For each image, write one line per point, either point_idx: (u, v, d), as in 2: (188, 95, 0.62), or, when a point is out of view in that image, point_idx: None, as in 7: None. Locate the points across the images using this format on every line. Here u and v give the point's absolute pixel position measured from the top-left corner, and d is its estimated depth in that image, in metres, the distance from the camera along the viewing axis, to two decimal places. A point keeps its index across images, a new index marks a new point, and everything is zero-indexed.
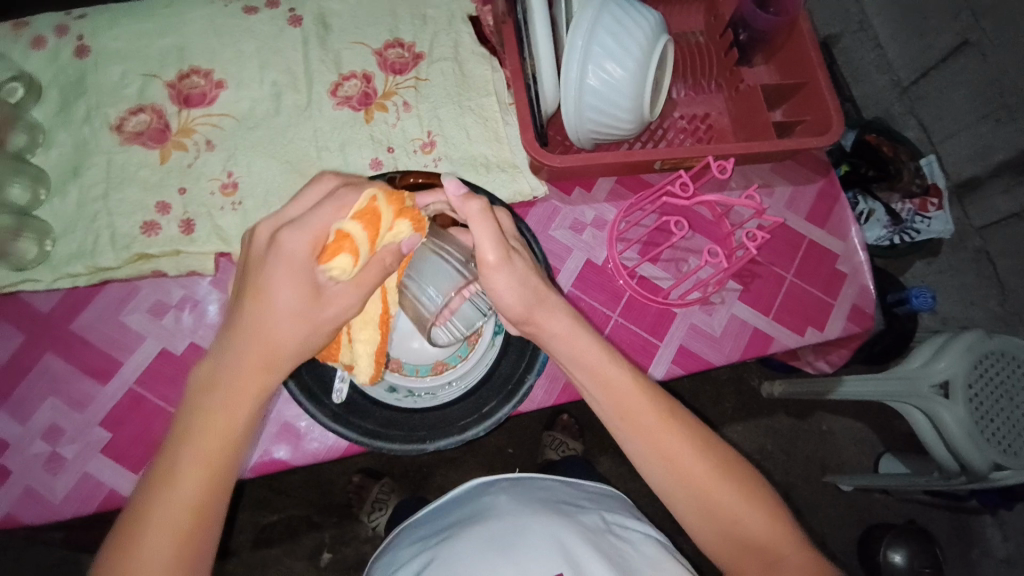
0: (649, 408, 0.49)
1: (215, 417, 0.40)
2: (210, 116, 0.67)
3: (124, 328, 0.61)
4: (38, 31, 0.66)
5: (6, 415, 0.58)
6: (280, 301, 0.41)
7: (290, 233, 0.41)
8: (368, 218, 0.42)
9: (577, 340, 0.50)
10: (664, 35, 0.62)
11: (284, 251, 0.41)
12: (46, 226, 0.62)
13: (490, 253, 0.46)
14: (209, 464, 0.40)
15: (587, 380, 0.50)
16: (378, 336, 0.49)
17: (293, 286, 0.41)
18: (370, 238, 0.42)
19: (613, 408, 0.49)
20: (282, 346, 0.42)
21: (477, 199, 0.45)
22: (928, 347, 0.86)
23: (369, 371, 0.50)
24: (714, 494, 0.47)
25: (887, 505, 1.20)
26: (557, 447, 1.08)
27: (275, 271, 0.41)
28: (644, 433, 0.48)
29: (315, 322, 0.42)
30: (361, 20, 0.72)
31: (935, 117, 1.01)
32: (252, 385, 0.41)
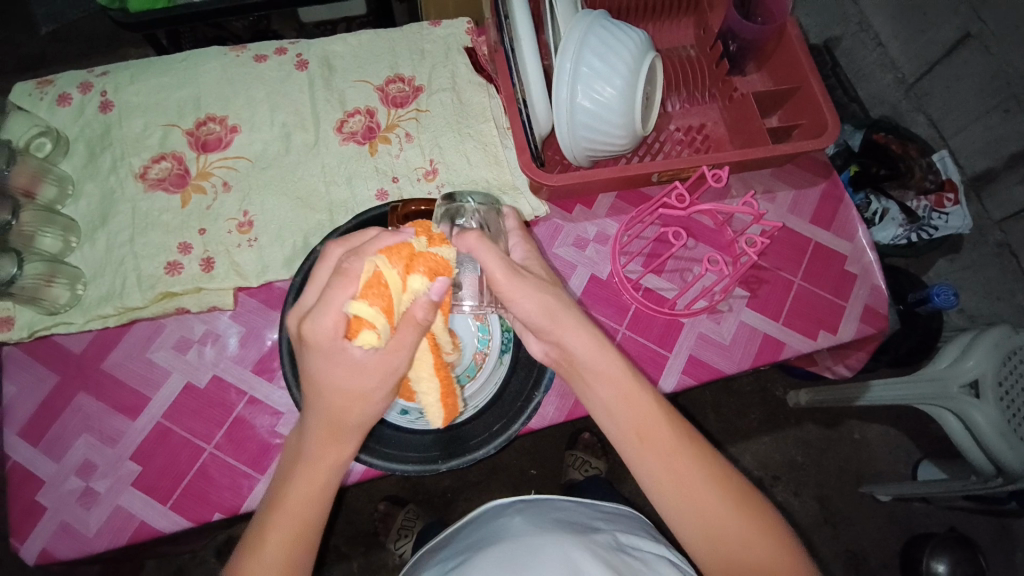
0: (665, 427, 0.49)
1: (296, 485, 0.46)
2: (226, 159, 0.71)
3: (151, 365, 0.65)
4: (62, 89, 0.72)
5: (42, 454, 0.61)
6: (343, 387, 0.44)
7: (313, 326, 0.43)
8: (375, 292, 0.42)
9: (598, 361, 0.50)
10: (651, 51, 0.64)
11: (313, 342, 0.43)
12: (77, 271, 0.66)
13: (496, 272, 0.48)
14: (296, 533, 0.45)
15: (608, 395, 0.50)
16: (438, 384, 0.49)
17: (346, 370, 0.44)
18: (386, 310, 0.42)
19: (630, 425, 0.49)
20: (354, 418, 0.46)
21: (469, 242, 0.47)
22: (954, 347, 0.84)
23: (442, 415, 0.51)
24: (721, 517, 0.47)
25: (927, 512, 1.16)
26: (581, 466, 1.07)
27: (317, 363, 0.44)
28: (659, 452, 0.48)
29: (366, 392, 0.45)
30: (363, 59, 0.76)
31: (944, 112, 1.00)
32: (329, 455, 0.46)
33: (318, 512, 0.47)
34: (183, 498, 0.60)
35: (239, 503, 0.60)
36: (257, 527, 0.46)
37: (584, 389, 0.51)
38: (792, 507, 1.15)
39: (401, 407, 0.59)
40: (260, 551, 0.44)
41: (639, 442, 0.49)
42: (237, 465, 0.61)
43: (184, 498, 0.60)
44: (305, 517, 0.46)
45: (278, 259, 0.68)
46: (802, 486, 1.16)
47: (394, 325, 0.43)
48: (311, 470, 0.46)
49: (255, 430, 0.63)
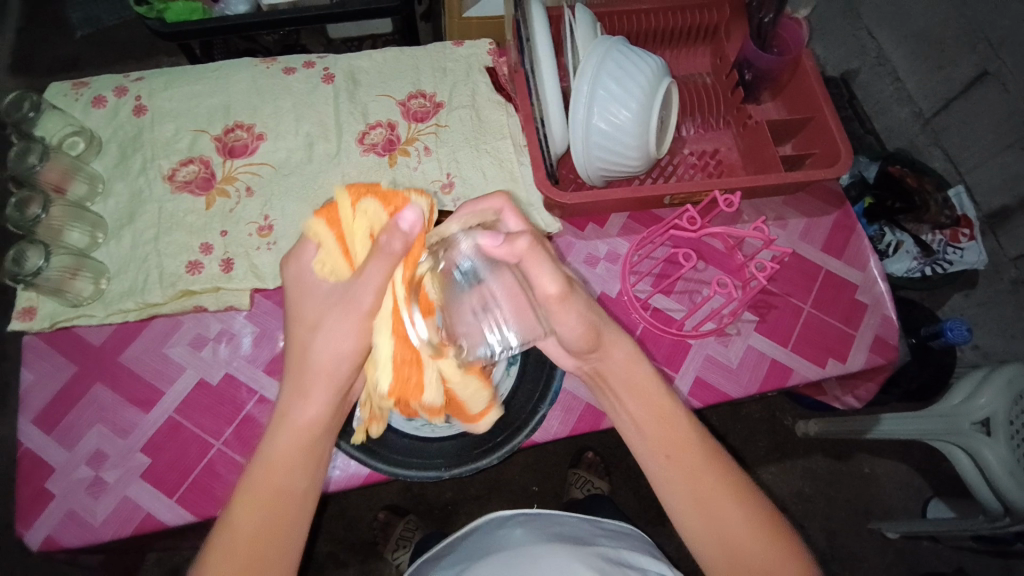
0: (688, 442, 0.50)
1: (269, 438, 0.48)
2: (251, 165, 0.73)
3: (166, 359, 0.66)
4: (98, 91, 0.75)
5: (55, 442, 0.62)
6: (311, 330, 0.49)
7: (294, 257, 0.51)
8: (329, 216, 0.51)
9: (627, 374, 0.53)
10: (667, 77, 0.66)
11: (293, 275, 0.51)
12: (102, 266, 0.68)
13: (552, 287, 0.47)
14: (262, 488, 0.46)
15: (639, 411, 0.52)
16: (393, 380, 0.49)
17: (315, 311, 0.49)
18: (331, 227, 0.51)
19: (657, 443, 0.50)
20: (318, 357, 0.48)
21: (516, 240, 0.46)
22: (967, 383, 0.83)
23: (408, 410, 0.51)
24: (743, 537, 0.47)
25: (936, 552, 1.13)
26: (582, 485, 1.07)
27: (295, 298, 0.51)
28: (685, 467, 0.49)
29: (331, 331, 0.48)
30: (387, 75, 0.78)
31: (960, 148, 0.99)
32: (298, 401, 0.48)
33: (286, 467, 0.47)
34: (189, 492, 0.61)
35: None
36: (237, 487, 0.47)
37: (614, 406, 0.54)
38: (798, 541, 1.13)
39: (406, 413, 0.60)
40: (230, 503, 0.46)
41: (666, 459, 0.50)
42: (245, 463, 0.62)
43: (191, 493, 0.61)
44: (269, 477, 0.46)
45: None
46: (809, 520, 1.14)
47: (345, 246, 0.50)
48: (278, 423, 0.48)
49: (263, 430, 0.64)
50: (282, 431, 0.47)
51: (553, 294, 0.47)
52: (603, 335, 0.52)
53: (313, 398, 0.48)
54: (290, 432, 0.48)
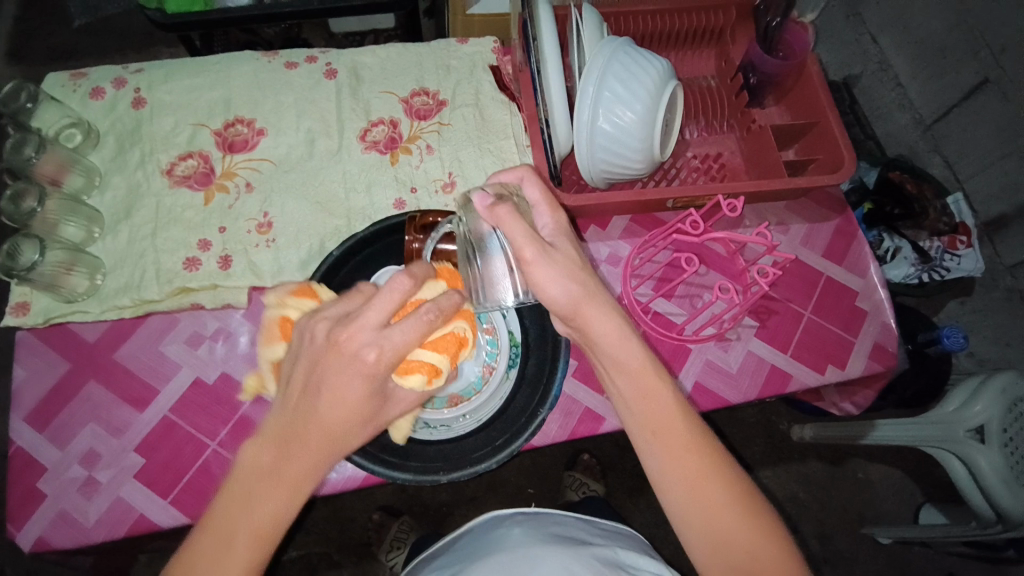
0: (676, 423, 0.45)
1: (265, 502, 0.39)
2: (250, 160, 0.72)
3: (162, 357, 0.65)
4: (96, 83, 0.74)
5: (47, 440, 0.62)
6: (346, 400, 0.40)
7: (365, 333, 0.40)
8: (448, 346, 0.47)
9: (617, 350, 0.46)
10: (673, 80, 0.65)
11: (354, 351, 0.40)
12: (97, 262, 0.67)
13: (525, 246, 0.45)
14: (252, 564, 0.39)
15: (627, 387, 0.46)
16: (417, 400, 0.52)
17: (358, 382, 0.40)
18: (448, 363, 0.47)
19: (644, 421, 0.45)
20: (347, 438, 0.41)
21: (496, 204, 0.46)
22: (963, 389, 0.83)
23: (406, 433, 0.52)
24: (730, 524, 0.44)
25: (927, 557, 1.14)
26: (578, 488, 1.07)
27: (351, 373, 0.40)
28: (672, 450, 0.44)
29: (374, 418, 0.43)
30: (390, 72, 0.77)
31: (960, 155, 0.99)
32: (314, 475, 0.40)
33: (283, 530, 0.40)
34: (184, 494, 0.60)
35: None
36: (204, 538, 0.38)
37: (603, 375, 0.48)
38: None
39: None
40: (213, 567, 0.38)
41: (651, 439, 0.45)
42: None
43: (186, 494, 0.60)
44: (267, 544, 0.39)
45: (294, 261, 0.69)
46: (803, 523, 1.15)
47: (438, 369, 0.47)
48: (277, 493, 0.39)
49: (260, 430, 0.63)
50: (291, 507, 0.40)
51: (529, 247, 0.45)
52: (593, 296, 0.46)
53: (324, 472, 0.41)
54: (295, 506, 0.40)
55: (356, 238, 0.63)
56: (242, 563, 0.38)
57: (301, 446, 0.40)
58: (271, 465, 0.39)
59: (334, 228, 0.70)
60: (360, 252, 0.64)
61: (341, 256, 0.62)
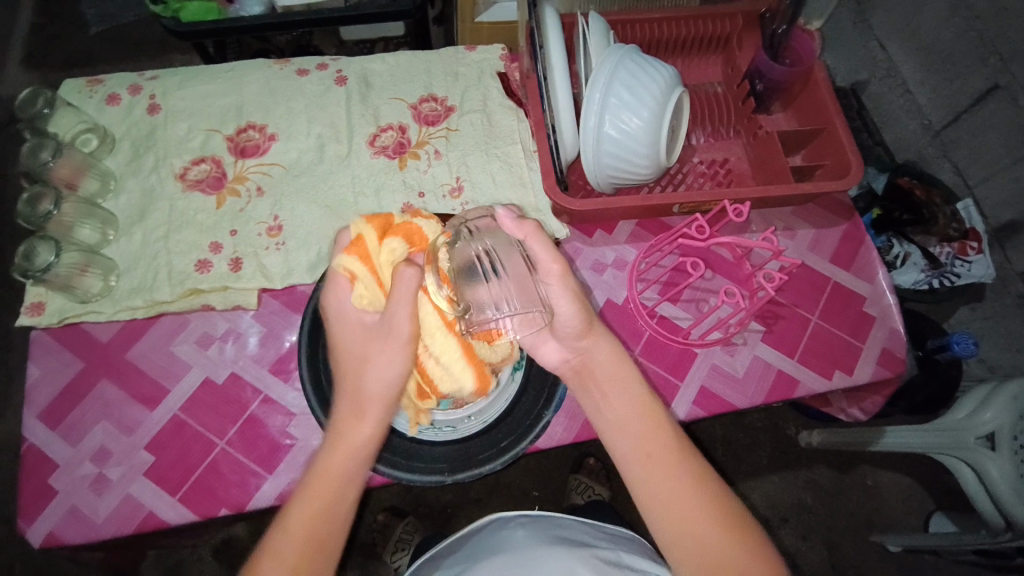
0: (664, 440, 0.51)
1: (326, 455, 0.51)
2: (261, 165, 0.74)
3: (173, 357, 0.66)
4: (111, 89, 0.75)
5: (59, 438, 0.63)
6: (370, 366, 0.52)
7: (337, 300, 0.54)
8: (360, 251, 0.53)
9: (614, 372, 0.55)
10: (679, 86, 0.66)
11: (338, 314, 0.54)
12: (111, 263, 0.69)
13: (553, 267, 0.52)
14: (318, 517, 0.49)
15: (620, 412, 0.53)
16: (453, 341, 0.54)
17: (351, 333, 0.54)
18: (367, 265, 0.53)
19: (635, 443, 0.51)
20: (365, 380, 0.52)
21: (524, 221, 0.53)
22: (973, 396, 0.82)
23: (473, 378, 0.55)
24: (717, 539, 0.47)
25: (936, 565, 1.12)
26: (583, 491, 1.07)
27: (340, 331, 0.54)
28: (662, 472, 0.50)
29: (380, 348, 0.52)
30: (399, 78, 0.78)
31: (970, 161, 0.99)
32: (351, 417, 0.52)
33: (350, 470, 0.50)
34: (193, 491, 0.61)
35: (246, 500, 0.61)
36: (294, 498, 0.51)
37: (598, 405, 0.55)
38: (798, 551, 1.12)
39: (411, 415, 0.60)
40: (292, 509, 0.49)
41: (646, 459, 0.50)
42: (247, 463, 0.62)
43: (195, 491, 0.61)
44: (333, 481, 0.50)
45: (303, 264, 0.70)
46: (810, 530, 1.14)
47: (381, 280, 0.53)
48: (330, 444, 0.51)
49: (267, 430, 0.64)
50: (335, 450, 0.51)
51: (554, 267, 0.52)
52: (595, 325, 0.55)
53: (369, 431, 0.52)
54: (348, 461, 0.51)
55: None
56: (311, 496, 0.49)
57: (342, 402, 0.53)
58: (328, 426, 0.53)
59: (344, 231, 0.71)
60: None
61: None
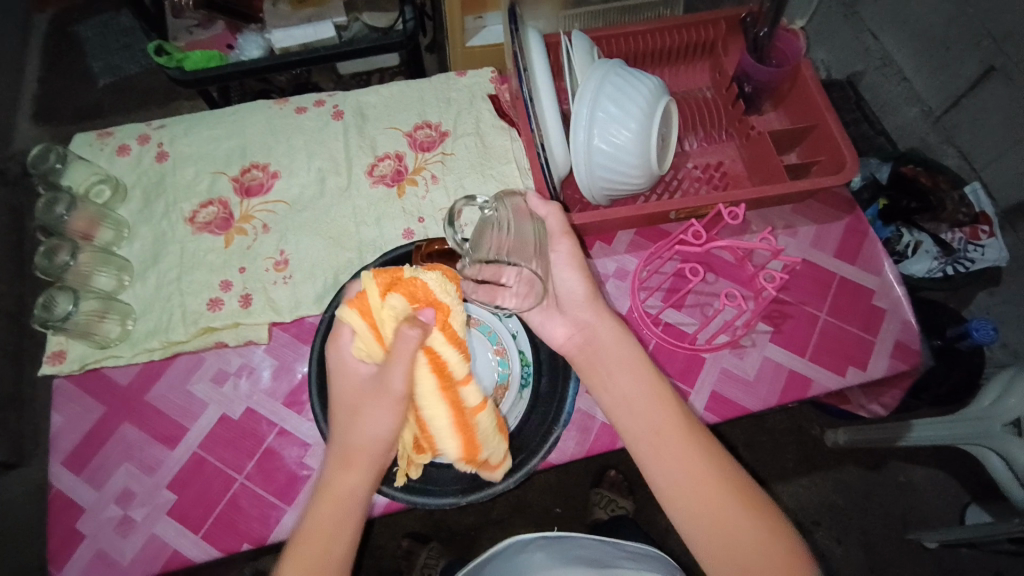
0: (671, 417, 0.52)
1: (322, 505, 0.50)
2: (266, 203, 0.76)
3: (190, 396, 0.68)
4: (121, 140, 0.79)
5: (84, 482, 0.65)
6: (365, 420, 0.51)
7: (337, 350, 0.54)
8: (363, 307, 0.50)
9: (618, 352, 0.55)
10: (665, 96, 0.67)
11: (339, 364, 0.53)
12: (128, 308, 0.71)
13: (561, 233, 0.58)
14: (311, 569, 0.48)
15: (628, 388, 0.53)
16: (446, 413, 0.49)
17: (351, 384, 0.53)
18: (368, 321, 0.50)
19: (644, 420, 0.52)
20: (364, 436, 0.51)
21: (544, 199, 0.59)
22: (997, 384, 0.80)
23: (459, 445, 0.51)
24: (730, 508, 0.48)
25: (976, 560, 1.09)
26: (607, 505, 1.06)
27: (340, 382, 0.53)
28: (673, 445, 0.50)
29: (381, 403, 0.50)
30: (393, 108, 0.81)
31: (973, 144, 0.98)
32: (349, 473, 0.51)
33: (345, 526, 0.50)
34: (215, 528, 0.62)
35: (266, 534, 0.62)
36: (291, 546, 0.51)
37: (607, 384, 0.55)
38: (832, 554, 1.10)
39: None
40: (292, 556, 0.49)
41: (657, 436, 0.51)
42: (266, 496, 0.63)
43: (216, 527, 0.62)
44: (329, 534, 0.49)
45: (311, 295, 0.72)
46: (844, 532, 1.11)
47: (379, 334, 0.50)
48: (324, 494, 0.51)
49: (284, 461, 0.65)
50: (329, 500, 0.50)
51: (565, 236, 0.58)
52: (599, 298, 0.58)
53: (359, 480, 0.51)
54: (341, 510, 0.50)
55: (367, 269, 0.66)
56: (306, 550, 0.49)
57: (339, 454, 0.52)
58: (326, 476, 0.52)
59: (348, 261, 0.73)
60: None
61: None
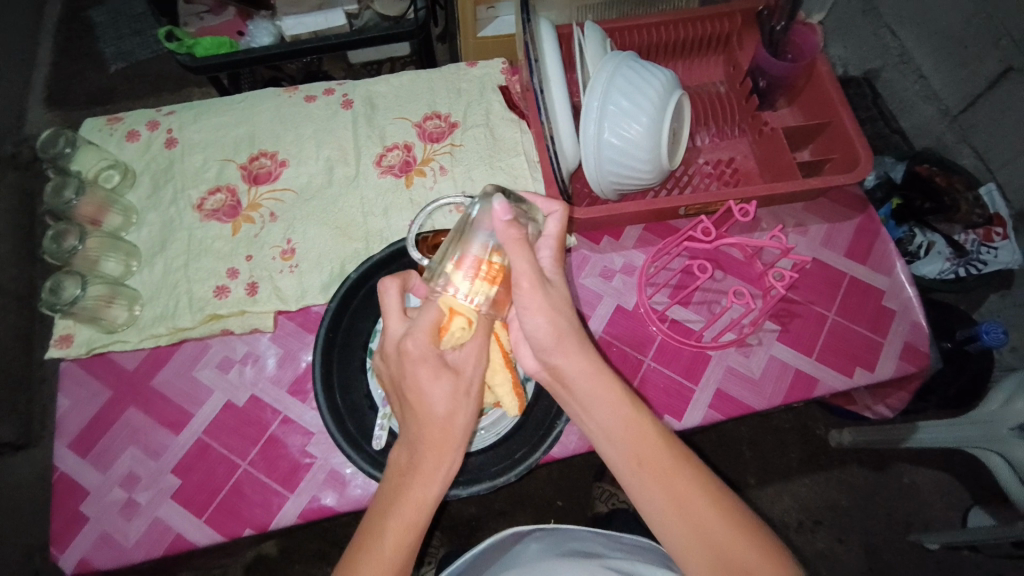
0: (655, 444, 0.47)
1: (410, 491, 0.46)
2: (274, 191, 0.76)
3: (195, 382, 0.68)
4: (130, 126, 0.79)
5: (89, 465, 0.65)
6: (455, 404, 0.48)
7: (412, 339, 0.48)
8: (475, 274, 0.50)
9: (591, 384, 0.48)
10: (678, 90, 0.66)
11: (413, 353, 0.48)
12: (135, 293, 0.72)
13: (525, 278, 0.48)
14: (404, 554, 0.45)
15: (607, 419, 0.48)
16: (510, 376, 0.55)
17: (440, 373, 0.48)
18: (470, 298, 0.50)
19: (627, 451, 0.47)
20: (456, 420, 0.48)
21: (513, 227, 0.47)
22: (1006, 388, 0.79)
23: (516, 403, 0.56)
24: (726, 539, 0.44)
25: (978, 563, 1.08)
26: (608, 499, 1.06)
27: (424, 372, 0.48)
28: (659, 477, 0.46)
29: (466, 390, 0.49)
30: (403, 98, 0.80)
31: (990, 144, 0.96)
32: (438, 457, 0.47)
33: (427, 517, 0.47)
34: (218, 513, 0.63)
35: (269, 520, 0.62)
36: (364, 536, 0.46)
37: (584, 414, 0.49)
38: (833, 554, 1.09)
39: None
40: (376, 545, 0.45)
41: (640, 467, 0.46)
42: (270, 482, 0.64)
43: (219, 513, 0.63)
44: (414, 519, 0.46)
45: (318, 285, 0.72)
46: (845, 532, 1.10)
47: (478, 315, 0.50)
48: (412, 479, 0.47)
49: (288, 450, 0.65)
50: (418, 486, 0.46)
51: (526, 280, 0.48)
52: (567, 337, 0.48)
53: (446, 463, 0.48)
54: (425, 497, 0.46)
55: (372, 261, 0.66)
56: (392, 540, 0.45)
57: (424, 437, 0.48)
58: (404, 462, 0.48)
59: (354, 251, 0.73)
60: (375, 272, 0.67)
61: (360, 278, 0.66)
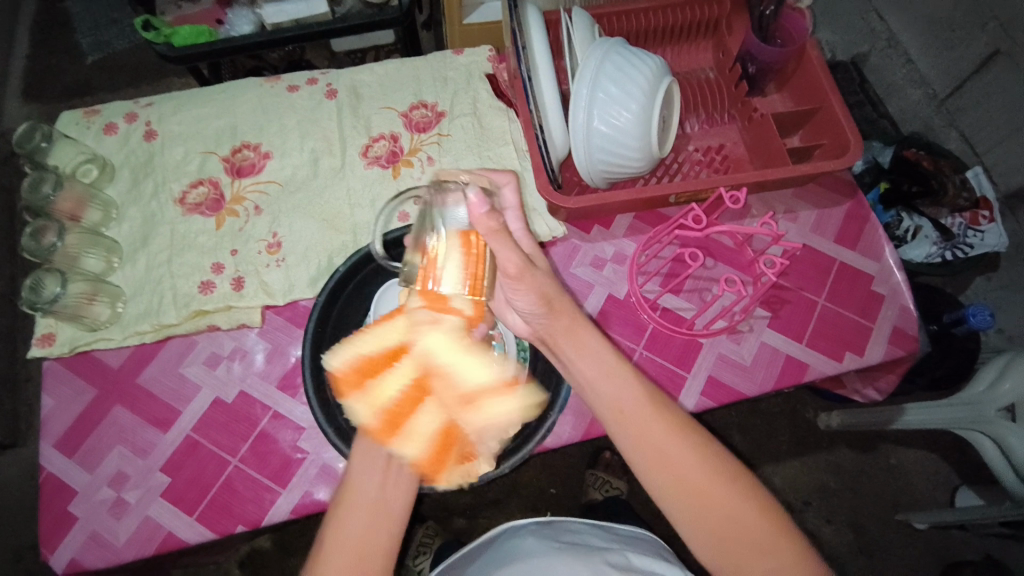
0: (634, 391, 0.48)
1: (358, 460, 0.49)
2: (258, 183, 0.75)
3: (182, 379, 0.67)
4: (108, 118, 0.77)
5: (77, 465, 0.64)
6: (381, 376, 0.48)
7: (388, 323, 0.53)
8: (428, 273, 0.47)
9: (571, 336, 0.50)
10: (668, 76, 0.65)
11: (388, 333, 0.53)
12: (118, 290, 0.70)
13: (512, 265, 0.47)
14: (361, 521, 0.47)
15: (589, 369, 0.49)
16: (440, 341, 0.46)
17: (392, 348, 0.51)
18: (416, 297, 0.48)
19: (607, 399, 0.48)
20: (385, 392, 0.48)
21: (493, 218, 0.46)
22: (991, 369, 0.80)
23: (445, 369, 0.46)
24: (704, 481, 0.45)
25: (965, 540, 1.10)
26: (601, 486, 1.07)
27: None
28: (637, 424, 0.47)
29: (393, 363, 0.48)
30: (388, 87, 0.79)
31: (976, 128, 0.96)
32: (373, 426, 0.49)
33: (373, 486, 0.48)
34: (209, 510, 0.62)
35: (261, 516, 0.62)
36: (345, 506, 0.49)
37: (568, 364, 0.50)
38: (823, 536, 1.11)
39: None
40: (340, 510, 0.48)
41: (621, 414, 0.47)
42: (261, 478, 0.63)
43: (211, 510, 0.62)
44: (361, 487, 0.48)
45: (305, 279, 0.71)
46: (835, 513, 1.12)
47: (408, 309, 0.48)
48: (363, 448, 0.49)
49: (279, 445, 0.64)
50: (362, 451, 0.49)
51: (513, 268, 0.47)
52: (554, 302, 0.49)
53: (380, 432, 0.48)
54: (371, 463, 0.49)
55: (361, 253, 0.66)
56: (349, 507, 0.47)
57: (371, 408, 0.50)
58: None
59: (342, 244, 0.72)
60: (365, 266, 0.66)
61: (350, 268, 0.65)
